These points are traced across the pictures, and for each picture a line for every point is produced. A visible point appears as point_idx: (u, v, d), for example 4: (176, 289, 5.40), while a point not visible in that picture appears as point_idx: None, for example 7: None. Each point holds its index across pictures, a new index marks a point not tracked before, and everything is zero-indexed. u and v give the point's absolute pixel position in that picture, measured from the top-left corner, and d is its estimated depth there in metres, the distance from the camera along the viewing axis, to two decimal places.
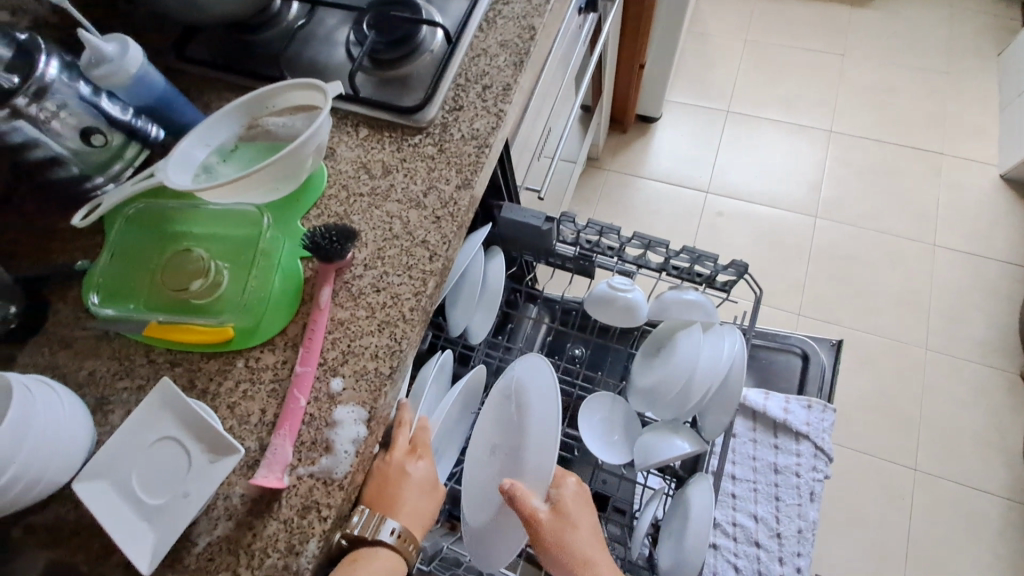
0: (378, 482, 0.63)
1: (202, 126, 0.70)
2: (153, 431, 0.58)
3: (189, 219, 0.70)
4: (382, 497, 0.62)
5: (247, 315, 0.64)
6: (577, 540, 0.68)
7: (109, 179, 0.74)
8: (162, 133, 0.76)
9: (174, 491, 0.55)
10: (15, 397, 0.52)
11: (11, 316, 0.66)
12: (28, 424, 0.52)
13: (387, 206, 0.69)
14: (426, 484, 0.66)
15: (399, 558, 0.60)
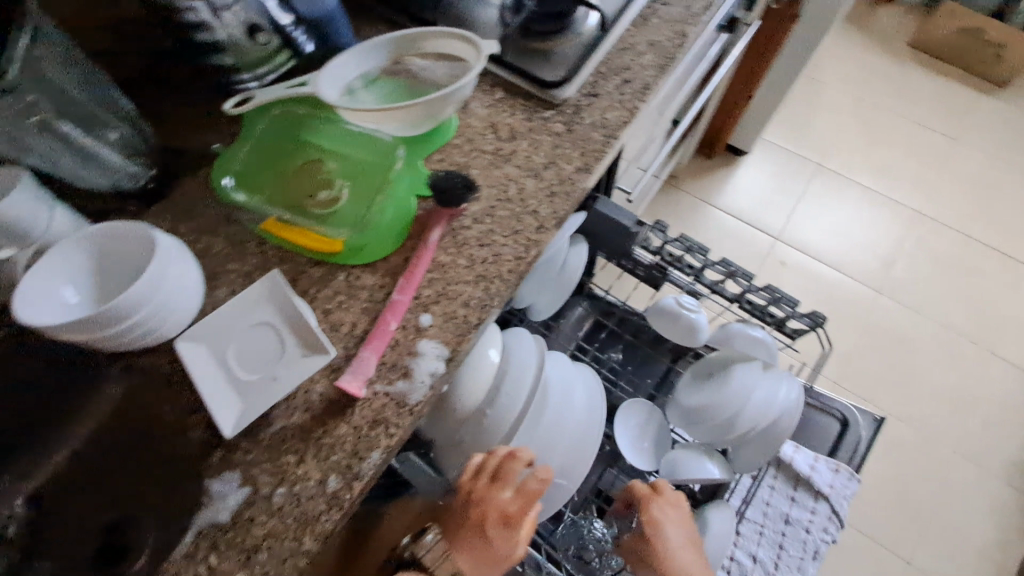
0: (464, 521, 0.68)
1: (355, 51, 0.74)
2: (256, 315, 0.64)
3: (322, 134, 0.74)
4: (458, 534, 0.68)
5: (356, 235, 0.68)
6: (666, 542, 0.75)
7: (253, 78, 0.77)
8: (311, 49, 0.79)
9: (265, 374, 0.61)
10: (158, 252, 0.58)
11: (149, 178, 0.72)
12: (163, 279, 0.58)
13: (506, 169, 0.71)
14: (503, 545, 0.68)
15: None
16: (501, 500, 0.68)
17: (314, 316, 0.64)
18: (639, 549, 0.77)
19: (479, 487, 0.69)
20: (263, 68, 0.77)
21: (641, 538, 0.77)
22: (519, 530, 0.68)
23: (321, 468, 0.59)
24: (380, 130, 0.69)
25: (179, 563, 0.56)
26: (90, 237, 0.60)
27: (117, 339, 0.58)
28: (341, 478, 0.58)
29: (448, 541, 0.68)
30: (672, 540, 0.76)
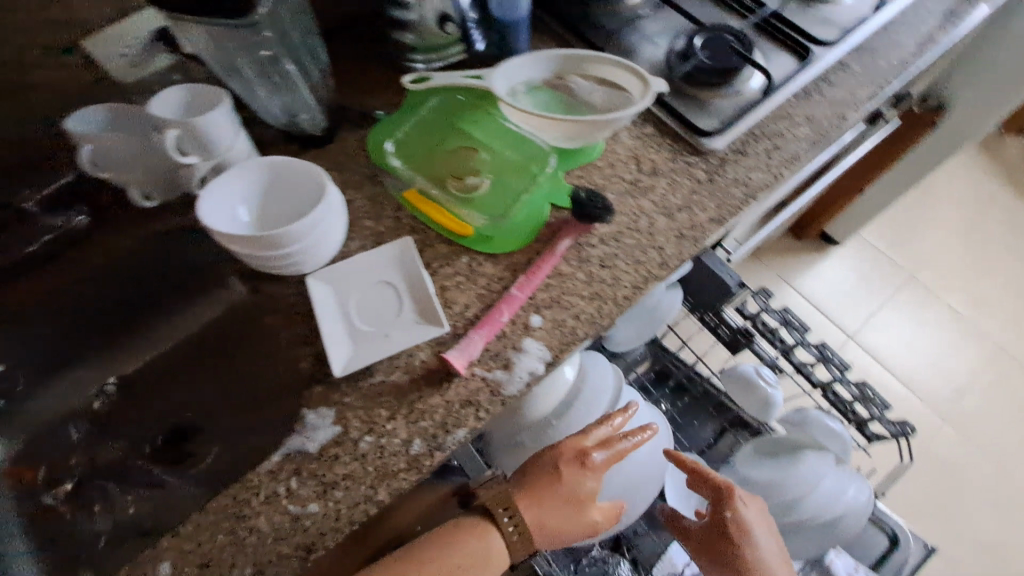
0: (551, 491, 0.65)
1: (527, 59, 0.78)
2: (383, 274, 0.70)
3: (476, 126, 0.79)
4: (533, 496, 0.65)
5: (486, 226, 0.72)
6: (754, 540, 0.73)
7: (424, 61, 0.83)
8: (480, 48, 0.84)
9: (380, 330, 0.66)
10: (326, 199, 0.63)
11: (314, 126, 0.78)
12: (321, 223, 0.63)
13: (641, 201, 0.74)
14: (579, 524, 0.65)
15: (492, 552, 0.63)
16: (590, 481, 0.66)
17: (436, 288, 0.69)
18: (715, 546, 0.74)
19: (575, 459, 0.66)
20: (431, 55, 0.83)
21: (721, 535, 0.74)
22: (598, 513, 0.66)
23: (408, 431, 0.63)
24: (540, 134, 0.74)
25: (264, 476, 0.61)
26: (273, 166, 0.65)
27: (262, 259, 0.63)
28: (425, 443, 0.62)
29: (519, 504, 0.64)
30: (759, 539, 0.73)
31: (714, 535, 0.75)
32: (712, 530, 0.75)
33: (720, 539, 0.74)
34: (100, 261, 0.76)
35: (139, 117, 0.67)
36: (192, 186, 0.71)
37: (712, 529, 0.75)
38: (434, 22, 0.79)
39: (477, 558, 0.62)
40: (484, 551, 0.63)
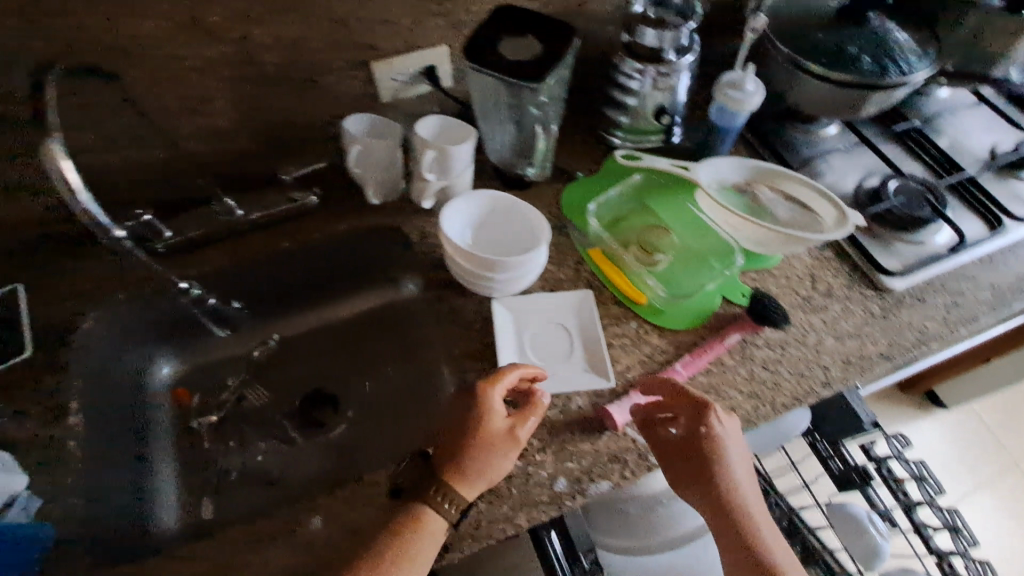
0: (459, 459, 0.63)
1: (717, 163, 0.85)
2: (560, 317, 0.77)
3: (663, 206, 0.85)
4: (463, 470, 0.63)
5: (660, 299, 0.77)
6: (728, 461, 0.67)
7: (625, 138, 0.91)
8: (677, 140, 0.92)
9: (550, 367, 0.73)
10: (542, 244, 0.70)
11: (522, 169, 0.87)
12: (532, 263, 0.70)
13: (811, 318, 0.78)
14: (499, 466, 0.64)
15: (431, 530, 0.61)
16: (499, 421, 0.65)
17: (604, 344, 0.74)
18: (715, 512, 0.68)
19: (481, 414, 0.65)
20: (631, 135, 0.92)
21: (709, 479, 0.68)
22: (521, 448, 0.65)
23: (555, 467, 0.68)
24: (739, 235, 0.78)
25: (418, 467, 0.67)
26: (503, 198, 0.73)
27: (472, 278, 0.72)
28: (569, 482, 0.67)
29: (453, 484, 0.63)
30: (732, 457, 0.67)
31: (720, 508, 0.68)
32: (714, 512, 0.68)
33: (715, 501, 0.68)
34: (316, 236, 0.85)
35: (399, 131, 0.80)
36: (415, 195, 0.79)
37: (694, 470, 0.68)
38: (649, 110, 0.88)
39: (434, 542, 0.61)
40: (430, 539, 0.61)
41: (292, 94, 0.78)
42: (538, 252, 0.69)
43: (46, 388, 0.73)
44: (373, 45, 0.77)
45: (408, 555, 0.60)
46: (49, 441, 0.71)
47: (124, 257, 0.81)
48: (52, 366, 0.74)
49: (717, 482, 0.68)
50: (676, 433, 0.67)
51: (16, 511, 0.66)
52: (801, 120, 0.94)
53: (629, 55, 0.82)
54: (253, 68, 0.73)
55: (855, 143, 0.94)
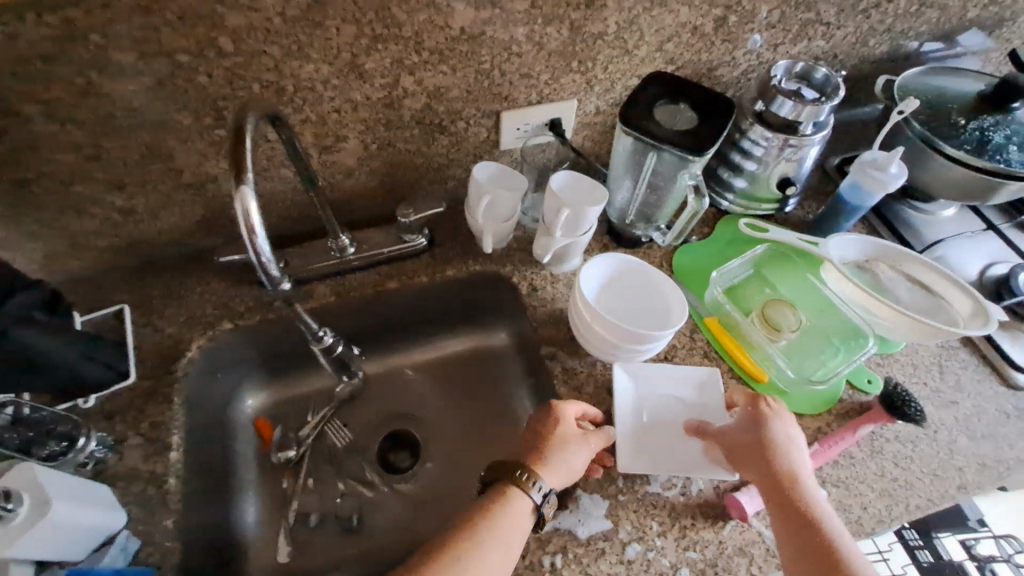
0: (534, 451, 0.64)
1: (840, 241, 0.79)
2: (679, 391, 0.71)
3: (780, 279, 0.81)
4: (541, 455, 0.63)
5: (783, 379, 0.73)
6: (791, 461, 0.62)
7: (736, 202, 0.88)
8: (790, 207, 0.88)
9: (669, 449, 0.68)
10: (680, 316, 0.67)
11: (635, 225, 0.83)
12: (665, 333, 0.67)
13: (942, 413, 0.74)
14: (572, 462, 0.63)
15: (516, 516, 0.59)
16: (570, 424, 0.66)
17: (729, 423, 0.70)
18: (798, 537, 0.58)
19: (555, 418, 0.66)
20: (741, 199, 0.88)
21: (789, 494, 0.60)
22: (592, 450, 0.65)
23: (677, 555, 0.63)
24: (879, 320, 0.74)
25: (532, 542, 0.63)
26: (637, 265, 0.71)
27: (603, 349, 0.69)
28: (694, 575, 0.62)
29: (534, 466, 0.62)
30: (798, 463, 0.62)
31: (798, 522, 0.58)
32: (800, 537, 0.57)
33: (802, 525, 0.58)
34: (423, 279, 0.83)
35: (525, 184, 0.78)
36: (538, 252, 0.78)
37: (768, 472, 0.61)
38: (769, 180, 0.84)
39: (519, 527, 0.59)
40: (516, 519, 0.59)
41: (420, 137, 0.79)
42: (680, 324, 0.64)
43: (149, 420, 0.69)
44: (508, 97, 0.78)
45: (491, 530, 0.57)
46: (149, 476, 0.66)
47: (231, 284, 0.80)
48: (156, 396, 0.71)
49: (794, 495, 0.60)
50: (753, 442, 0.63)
51: (115, 551, 0.60)
52: (919, 197, 0.91)
53: (760, 124, 0.78)
54: (394, 112, 0.74)
55: (982, 228, 0.91)
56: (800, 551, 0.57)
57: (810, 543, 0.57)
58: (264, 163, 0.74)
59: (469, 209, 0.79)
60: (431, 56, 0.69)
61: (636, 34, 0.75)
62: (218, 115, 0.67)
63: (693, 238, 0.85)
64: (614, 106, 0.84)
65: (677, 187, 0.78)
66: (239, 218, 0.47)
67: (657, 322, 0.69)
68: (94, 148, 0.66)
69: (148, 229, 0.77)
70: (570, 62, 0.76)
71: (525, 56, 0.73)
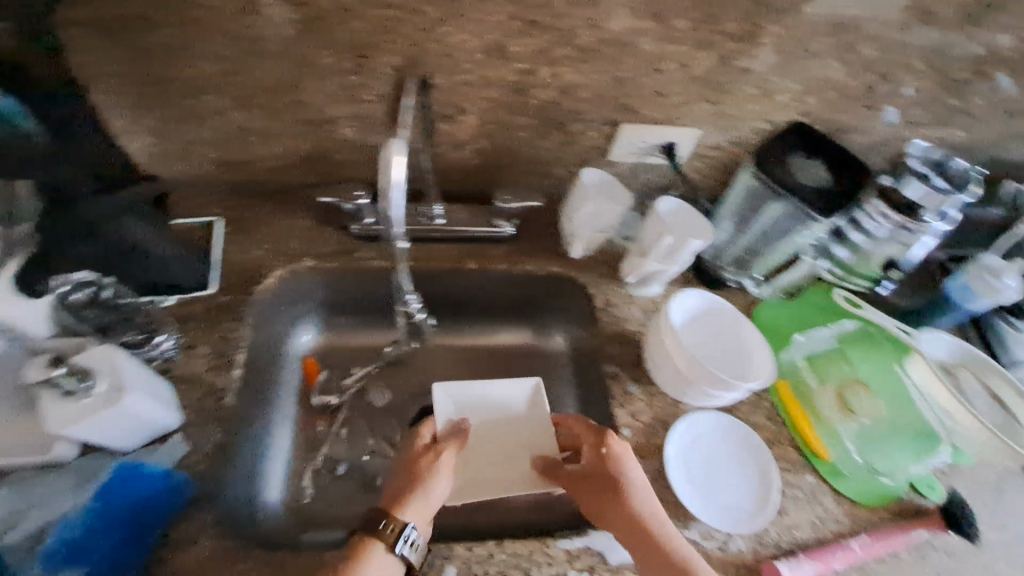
0: (393, 487, 0.63)
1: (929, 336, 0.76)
2: (509, 401, 0.75)
3: (860, 359, 0.78)
4: (396, 495, 0.62)
5: (845, 461, 0.71)
6: (636, 504, 0.61)
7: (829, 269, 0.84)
8: (881, 294, 0.86)
9: (502, 467, 0.71)
10: (760, 378, 0.65)
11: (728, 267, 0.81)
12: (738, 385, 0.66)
13: (1000, 539, 0.71)
14: (432, 491, 0.63)
15: (376, 550, 0.58)
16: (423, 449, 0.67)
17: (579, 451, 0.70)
18: None
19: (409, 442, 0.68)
20: (835, 268, 0.84)
21: (650, 549, 0.59)
22: (447, 470, 0.65)
23: None
24: (955, 429, 0.70)
25: (561, 555, 0.62)
26: (725, 310, 0.70)
27: (678, 385, 0.68)
28: None
29: (391, 508, 0.61)
30: (645, 504, 0.61)
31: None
32: None
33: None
34: (501, 267, 0.83)
35: (628, 199, 0.77)
36: (629, 272, 0.78)
37: (623, 520, 0.61)
38: (874, 258, 0.82)
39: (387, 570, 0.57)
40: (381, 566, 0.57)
41: (537, 129, 0.78)
42: (761, 383, 0.63)
43: (218, 334, 0.71)
44: (635, 111, 0.77)
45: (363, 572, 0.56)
46: (209, 387, 0.67)
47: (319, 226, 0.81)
48: (229, 314, 0.72)
49: (647, 541, 0.59)
50: (596, 500, 0.63)
51: (164, 452, 0.62)
52: None
53: (880, 197, 0.74)
54: (520, 98, 0.74)
55: None
56: None
57: None
58: (383, 117, 0.75)
59: (567, 208, 0.79)
60: (575, 52, 0.68)
61: (782, 78, 0.73)
62: (359, 62, 0.68)
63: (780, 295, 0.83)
64: (733, 145, 0.83)
65: (788, 242, 0.76)
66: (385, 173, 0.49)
67: (736, 367, 0.67)
68: (238, 65, 0.67)
69: (257, 153, 0.79)
70: (707, 91, 0.74)
71: (666, 74, 0.71)
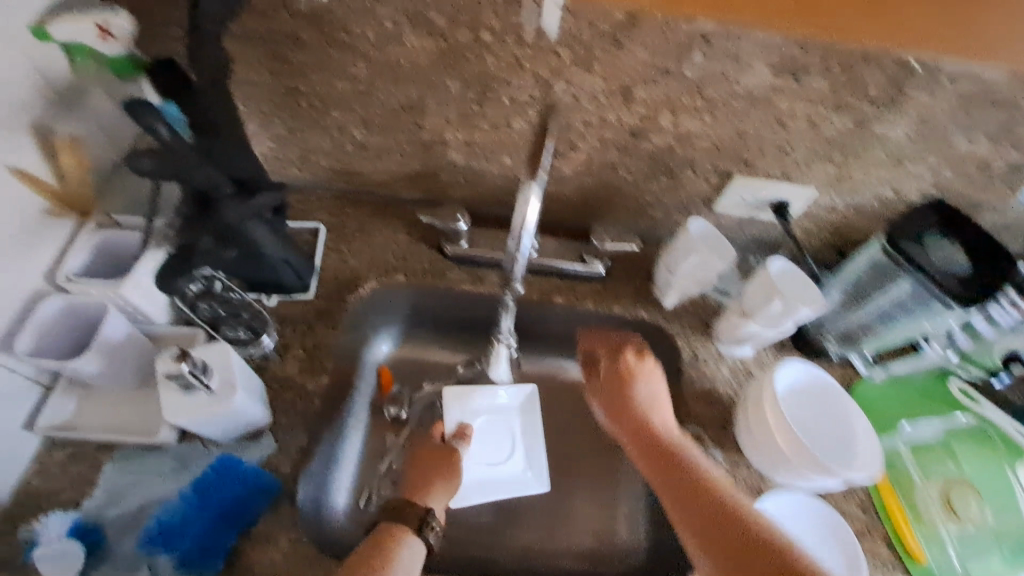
0: (412, 487, 0.69)
1: None
2: (508, 406, 0.85)
3: (969, 457, 0.73)
4: (416, 493, 0.68)
5: (939, 564, 0.65)
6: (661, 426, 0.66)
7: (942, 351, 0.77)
8: (994, 387, 0.78)
9: (502, 468, 0.81)
10: (863, 468, 0.62)
11: (831, 338, 0.76)
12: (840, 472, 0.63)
13: None
14: (447, 489, 0.71)
15: (403, 536, 0.61)
16: (435, 454, 0.75)
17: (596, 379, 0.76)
18: (689, 508, 0.57)
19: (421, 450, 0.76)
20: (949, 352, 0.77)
21: (676, 465, 0.61)
22: (456, 469, 0.74)
23: None
24: None
25: None
26: (826, 385, 0.68)
27: (775, 466, 0.65)
28: None
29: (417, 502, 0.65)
30: (667, 425, 0.66)
31: (687, 493, 0.58)
32: (694, 503, 0.57)
33: (692, 492, 0.58)
34: (587, 305, 0.82)
35: (733, 255, 0.74)
36: (723, 330, 0.76)
37: (652, 447, 0.64)
38: (992, 348, 0.74)
39: (415, 558, 0.60)
40: (411, 554, 0.60)
41: (644, 172, 0.77)
42: (867, 478, 0.60)
43: (313, 338, 0.73)
44: (750, 165, 0.74)
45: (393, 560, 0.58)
46: (299, 389, 0.69)
47: (416, 242, 0.83)
48: (324, 320, 0.75)
49: (675, 462, 0.61)
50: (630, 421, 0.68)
51: (255, 450, 0.64)
52: None
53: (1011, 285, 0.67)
54: (634, 142, 0.73)
55: None
56: (692, 525, 0.56)
57: (702, 513, 0.56)
58: (493, 145, 0.76)
59: (665, 260, 0.76)
60: (701, 103, 0.67)
61: (919, 148, 0.69)
62: (483, 93, 0.68)
63: (881, 375, 0.77)
64: (849, 208, 0.79)
65: (912, 323, 0.70)
66: (516, 215, 0.51)
67: (835, 451, 0.64)
68: (368, 85, 0.69)
69: (368, 166, 0.81)
70: (834, 153, 0.71)
71: (793, 132, 0.69)
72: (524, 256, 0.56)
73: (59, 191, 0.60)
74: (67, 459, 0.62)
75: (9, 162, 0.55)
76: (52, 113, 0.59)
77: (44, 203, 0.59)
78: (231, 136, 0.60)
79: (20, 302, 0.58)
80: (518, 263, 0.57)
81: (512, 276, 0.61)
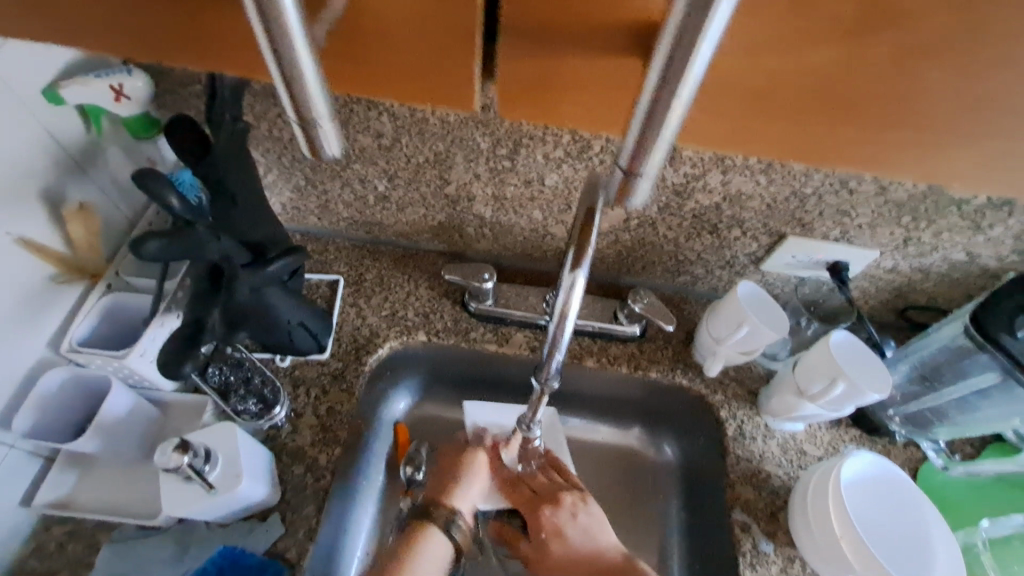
0: (442, 480, 0.70)
1: None
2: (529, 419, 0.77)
3: None
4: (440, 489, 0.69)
5: None
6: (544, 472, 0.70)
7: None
8: None
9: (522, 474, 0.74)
10: (945, 551, 0.58)
11: (897, 420, 0.70)
12: (925, 558, 0.58)
13: None
14: (474, 487, 0.70)
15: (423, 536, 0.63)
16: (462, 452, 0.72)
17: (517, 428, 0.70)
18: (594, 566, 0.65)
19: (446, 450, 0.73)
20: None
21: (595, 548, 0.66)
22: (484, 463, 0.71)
23: None
24: None
25: None
26: (885, 473, 0.62)
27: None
28: None
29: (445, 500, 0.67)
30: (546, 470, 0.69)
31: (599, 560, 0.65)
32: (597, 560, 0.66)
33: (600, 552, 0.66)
34: (622, 369, 0.75)
35: (787, 325, 0.67)
36: (772, 406, 0.69)
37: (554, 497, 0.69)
38: None
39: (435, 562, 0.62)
40: (432, 553, 0.63)
41: (685, 230, 0.71)
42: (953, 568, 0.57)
43: (328, 403, 0.68)
44: (806, 225, 0.67)
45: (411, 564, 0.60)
46: (311, 463, 0.64)
47: (440, 298, 0.78)
48: (340, 382, 0.70)
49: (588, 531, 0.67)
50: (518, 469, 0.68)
51: (261, 531, 0.59)
52: None
53: None
54: (677, 201, 0.67)
55: None
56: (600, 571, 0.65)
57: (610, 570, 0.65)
58: (524, 200, 0.71)
59: (709, 326, 0.70)
60: (755, 162, 0.60)
61: (1001, 213, 0.62)
62: (515, 148, 0.64)
63: (960, 471, 0.68)
64: (915, 271, 0.71)
65: (999, 417, 0.65)
66: (560, 300, 0.48)
67: (913, 543, 0.58)
68: (392, 139, 0.65)
69: (390, 217, 0.77)
70: (902, 216, 0.64)
71: (858, 194, 0.62)
72: (564, 344, 0.52)
73: (67, 257, 0.57)
74: (63, 537, 0.58)
75: (15, 231, 0.52)
76: (64, 177, 0.56)
77: (52, 269, 0.56)
78: (248, 201, 0.56)
79: (21, 373, 0.55)
80: (557, 353, 0.53)
81: (551, 380, 0.57)
